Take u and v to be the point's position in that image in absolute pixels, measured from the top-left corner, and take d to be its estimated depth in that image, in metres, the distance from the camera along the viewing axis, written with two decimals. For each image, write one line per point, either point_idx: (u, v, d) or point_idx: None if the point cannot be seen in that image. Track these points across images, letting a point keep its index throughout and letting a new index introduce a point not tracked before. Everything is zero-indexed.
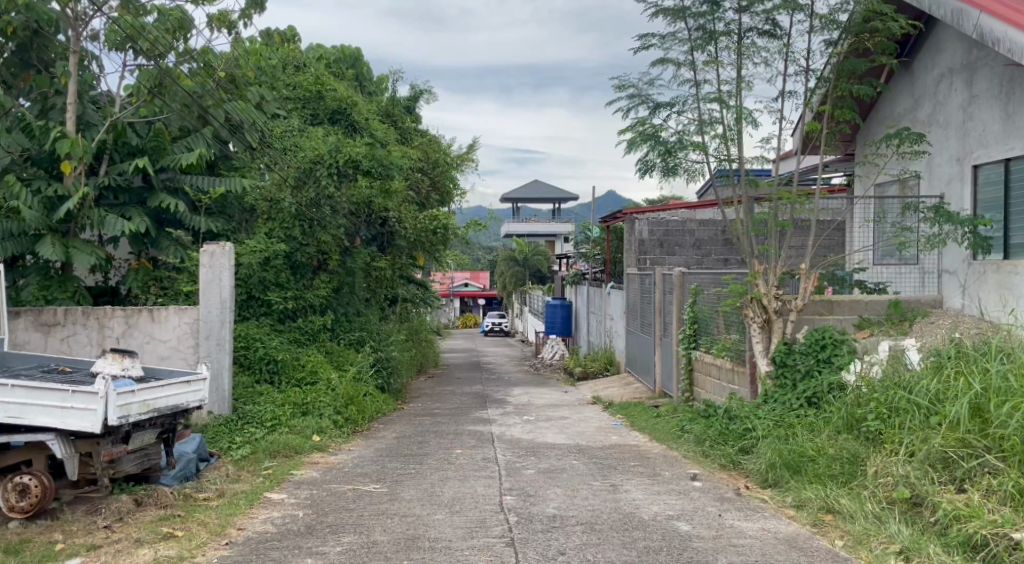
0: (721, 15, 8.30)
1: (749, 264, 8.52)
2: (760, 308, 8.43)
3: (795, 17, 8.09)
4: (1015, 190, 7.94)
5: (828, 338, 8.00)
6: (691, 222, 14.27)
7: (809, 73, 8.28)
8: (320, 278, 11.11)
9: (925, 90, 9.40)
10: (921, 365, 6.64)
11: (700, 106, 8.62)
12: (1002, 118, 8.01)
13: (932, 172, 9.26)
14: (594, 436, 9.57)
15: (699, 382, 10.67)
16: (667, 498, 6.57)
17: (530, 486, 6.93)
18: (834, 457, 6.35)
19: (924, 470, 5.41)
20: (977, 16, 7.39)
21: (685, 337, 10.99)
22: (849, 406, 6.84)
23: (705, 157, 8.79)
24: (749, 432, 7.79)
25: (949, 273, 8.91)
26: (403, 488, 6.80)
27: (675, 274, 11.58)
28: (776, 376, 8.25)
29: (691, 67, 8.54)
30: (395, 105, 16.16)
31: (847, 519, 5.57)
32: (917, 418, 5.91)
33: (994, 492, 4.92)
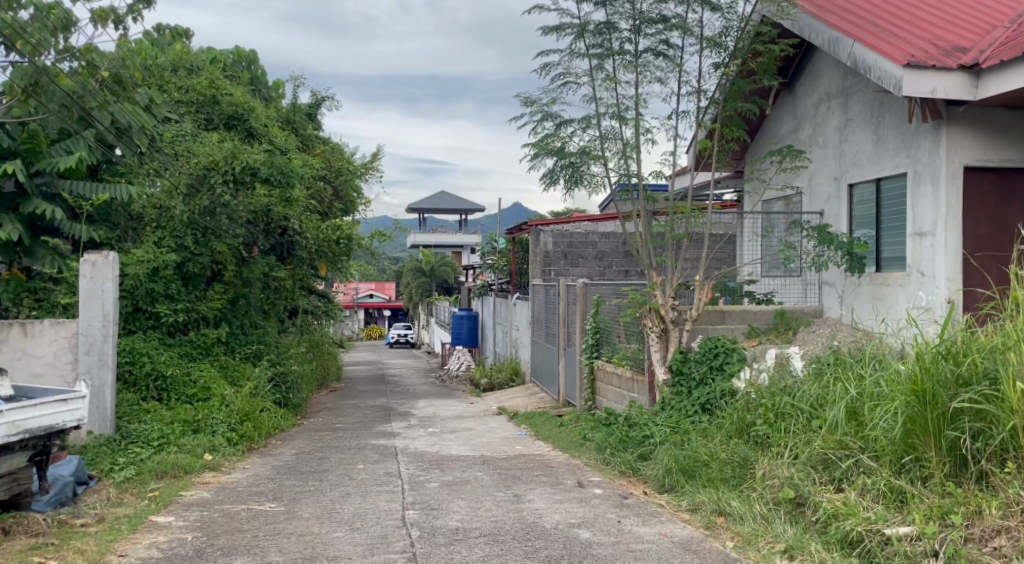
0: (617, 35, 8.53)
1: (647, 276, 8.78)
2: (658, 318, 8.66)
3: (687, 39, 8.40)
4: (886, 207, 8.47)
5: (721, 346, 8.32)
6: (593, 234, 14.63)
7: (700, 94, 8.61)
8: (214, 289, 10.73)
9: (806, 112, 9.92)
10: (804, 373, 7.03)
11: (600, 121, 8.85)
12: (873, 140, 8.54)
13: (812, 189, 9.78)
14: (499, 447, 9.60)
15: (600, 390, 10.88)
16: (568, 506, 6.65)
17: (433, 499, 6.88)
18: (725, 461, 6.58)
19: (806, 472, 5.69)
20: (851, 45, 7.86)
21: (588, 346, 11.16)
22: (739, 412, 7.14)
23: (606, 171, 9.01)
24: (647, 439, 7.96)
25: (828, 285, 9.44)
26: (300, 506, 6.65)
27: (578, 286, 11.73)
28: (672, 384, 8.52)
29: (591, 84, 8.75)
30: (296, 111, 15.80)
31: (737, 521, 5.79)
32: (800, 422, 6.25)
33: (868, 490, 5.17)
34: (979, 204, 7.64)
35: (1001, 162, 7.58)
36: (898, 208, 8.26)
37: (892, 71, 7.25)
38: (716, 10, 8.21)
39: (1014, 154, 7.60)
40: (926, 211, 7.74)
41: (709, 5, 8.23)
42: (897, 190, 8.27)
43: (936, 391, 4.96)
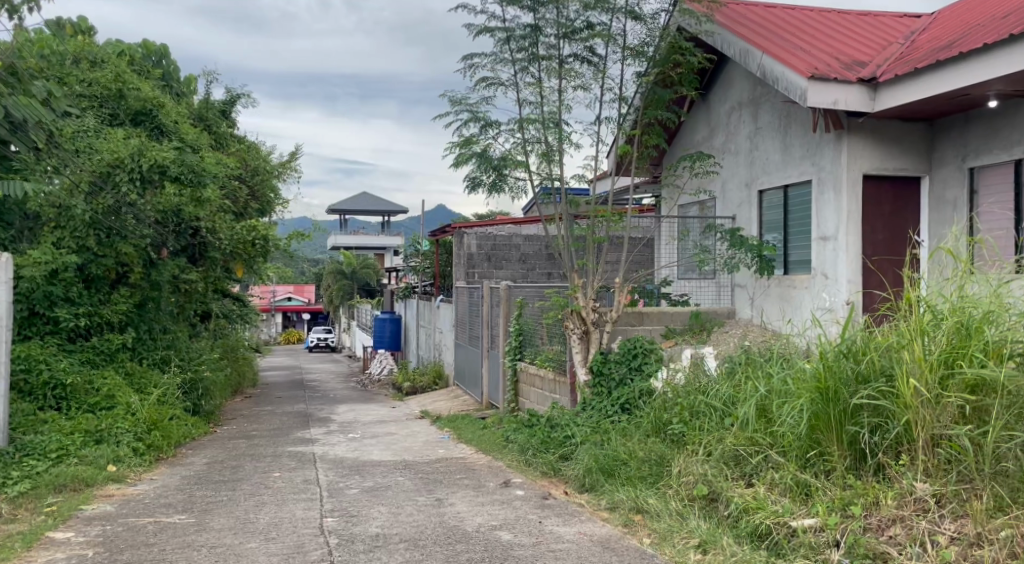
0: (542, 41, 8.60)
1: (568, 278, 8.91)
2: (580, 319, 8.83)
3: (611, 47, 8.53)
4: (793, 213, 8.80)
5: (639, 347, 8.51)
6: (517, 237, 14.73)
7: (622, 101, 8.76)
8: (119, 292, 10.39)
9: (719, 120, 10.22)
10: (718, 372, 7.24)
11: (523, 126, 8.90)
12: (781, 148, 8.86)
13: (725, 195, 10.08)
14: (421, 451, 9.53)
15: (523, 392, 10.95)
16: (490, 509, 6.66)
17: (352, 506, 6.78)
18: (643, 459, 6.71)
19: (719, 468, 5.85)
20: (760, 57, 8.12)
21: (511, 348, 11.19)
22: (656, 410, 7.28)
23: (529, 175, 9.07)
24: (568, 439, 8.03)
25: (740, 288, 9.76)
26: (211, 517, 6.45)
27: (501, 288, 11.75)
28: (593, 385, 8.66)
29: (515, 89, 8.79)
30: (209, 108, 15.31)
31: (654, 518, 5.90)
32: (713, 420, 6.44)
33: (777, 484, 5.34)
34: (876, 210, 8.04)
35: (897, 170, 7.96)
36: (804, 214, 8.61)
37: (797, 82, 7.52)
38: (639, 19, 8.36)
39: (909, 163, 7.98)
40: (828, 217, 8.07)
41: (633, 15, 8.37)
42: (803, 197, 8.60)
43: (838, 388, 5.15)
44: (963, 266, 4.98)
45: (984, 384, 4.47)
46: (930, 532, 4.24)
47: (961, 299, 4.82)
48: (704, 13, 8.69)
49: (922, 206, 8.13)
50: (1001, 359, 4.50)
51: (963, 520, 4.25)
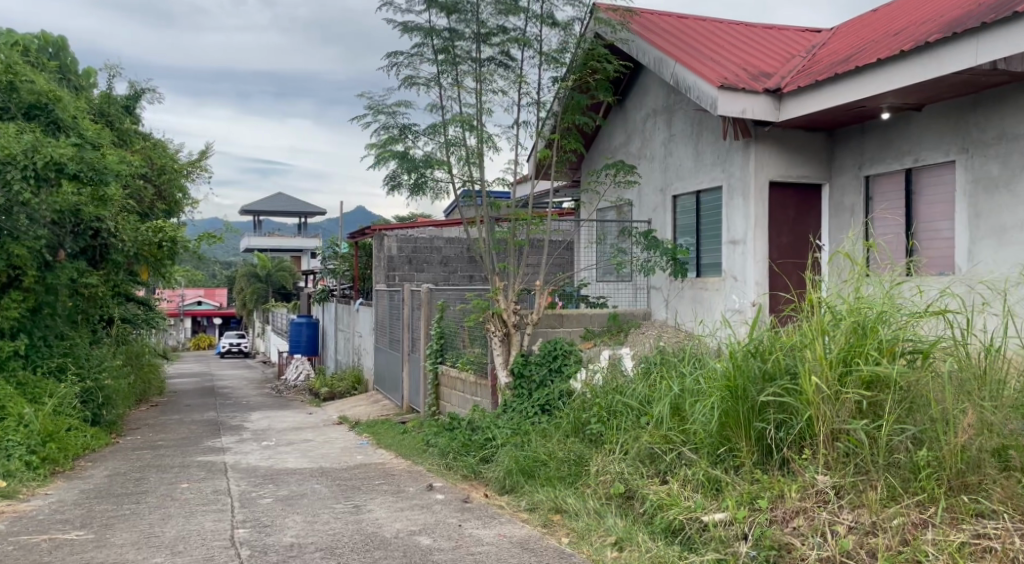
0: (460, 43, 8.64)
1: (489, 281, 8.99)
2: (501, 322, 8.92)
3: (528, 52, 8.64)
4: (705, 218, 9.09)
5: (560, 349, 8.66)
6: (438, 239, 14.71)
7: (540, 106, 8.88)
8: (11, 296, 9.90)
9: (635, 126, 10.46)
10: (634, 372, 7.41)
11: (444, 128, 8.91)
12: (694, 155, 9.14)
13: (641, 200, 10.33)
14: (338, 458, 9.41)
15: (444, 396, 10.95)
16: (409, 514, 6.64)
17: (265, 516, 6.65)
18: (562, 459, 6.82)
19: (635, 467, 6.00)
20: (673, 65, 8.36)
21: (432, 352, 11.17)
22: (575, 411, 7.42)
23: (450, 177, 9.09)
24: (489, 442, 8.06)
25: (655, 290, 10.05)
26: (113, 532, 6.23)
27: (422, 290, 11.69)
28: (514, 387, 8.73)
29: (434, 90, 8.81)
30: (111, 102, 14.73)
31: (572, 518, 6.01)
32: (630, 419, 6.59)
33: (689, 480, 5.51)
34: (781, 216, 8.38)
35: (800, 178, 8.31)
36: (715, 219, 8.91)
37: (708, 91, 7.77)
38: (554, 25, 8.48)
39: (811, 171, 8.34)
40: (738, 221, 8.38)
41: (548, 20, 8.49)
42: (715, 202, 8.90)
43: (746, 386, 5.35)
44: (859, 268, 5.22)
45: (878, 380, 4.72)
46: (830, 523, 4.42)
47: (858, 300, 5.02)
48: (620, 21, 8.89)
49: (823, 212, 8.51)
50: (893, 356, 4.76)
51: (860, 510, 4.45)
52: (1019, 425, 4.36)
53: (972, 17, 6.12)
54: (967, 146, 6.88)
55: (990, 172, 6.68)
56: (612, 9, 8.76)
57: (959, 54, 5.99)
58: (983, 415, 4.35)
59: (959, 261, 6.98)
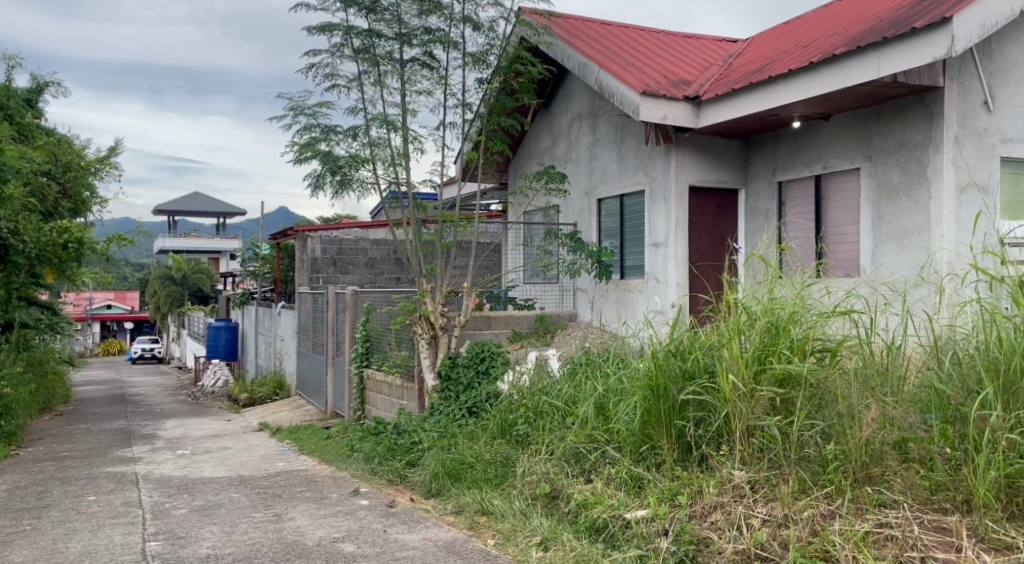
0: (382, 43, 8.59)
1: (416, 283, 8.99)
2: (428, 324, 8.92)
3: (452, 53, 8.65)
4: (628, 221, 9.28)
5: (487, 351, 8.73)
6: (364, 241, 14.54)
7: (466, 107, 8.90)
8: None
9: (561, 130, 10.59)
10: (561, 372, 7.51)
11: (368, 128, 8.84)
12: (617, 159, 9.32)
13: (567, 204, 10.47)
14: (259, 466, 9.21)
15: (369, 400, 10.85)
16: (332, 521, 6.56)
17: (180, 528, 6.47)
18: (489, 461, 6.86)
19: (561, 467, 6.08)
20: (597, 71, 8.51)
21: (357, 355, 11.05)
22: (502, 413, 7.47)
23: (375, 178, 9.02)
24: (414, 445, 8.00)
25: (581, 291, 10.24)
26: (13, 550, 5.96)
27: (347, 293, 11.47)
28: (440, 390, 8.72)
29: (356, 90, 8.74)
30: (11, 95, 14.08)
31: (499, 519, 6.04)
32: (556, 420, 6.67)
33: (613, 479, 5.62)
34: (700, 220, 8.62)
35: (718, 183, 8.57)
36: (638, 223, 9.10)
37: (630, 97, 7.94)
38: (478, 27, 8.52)
39: (728, 177, 8.61)
40: (659, 225, 8.59)
41: (471, 22, 8.53)
42: (638, 206, 9.09)
43: (667, 384, 5.49)
44: (773, 270, 5.43)
45: (789, 378, 4.92)
46: (745, 517, 4.56)
47: (771, 301, 5.20)
48: (543, 25, 8.99)
49: (740, 217, 8.78)
50: (804, 355, 4.96)
51: (773, 503, 4.59)
52: (917, 418, 4.49)
53: (875, 31, 6.43)
54: (871, 154, 7.21)
55: (891, 179, 7.02)
56: (536, 13, 8.86)
57: (863, 66, 6.28)
58: (884, 410, 4.54)
59: (864, 264, 7.31)
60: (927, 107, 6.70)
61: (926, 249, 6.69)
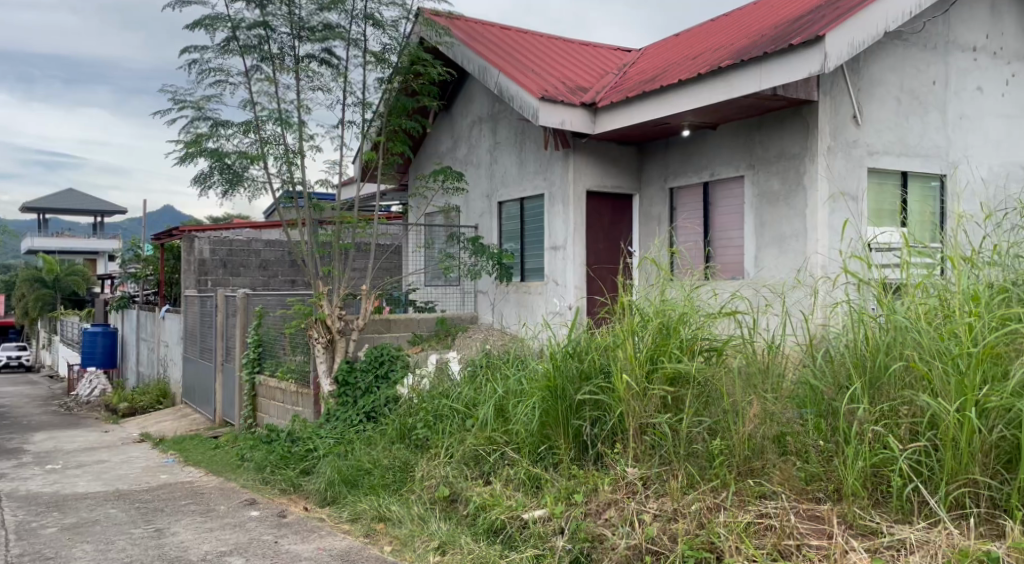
0: (274, 37, 8.44)
1: (314, 286, 8.87)
2: (324, 328, 8.79)
3: (352, 50, 8.59)
4: (529, 224, 9.44)
5: (386, 354, 8.66)
6: (256, 242, 14.17)
7: (365, 106, 8.85)
8: None
9: (462, 133, 10.67)
10: (461, 375, 7.56)
11: (260, 124, 8.66)
12: (517, 163, 9.46)
13: (468, 206, 10.55)
14: (139, 479, 8.83)
15: (262, 406, 10.59)
16: (218, 534, 6.38)
17: (50, 548, 6.15)
18: (386, 467, 6.83)
19: (460, 470, 6.13)
20: (497, 75, 8.64)
21: (249, 361, 10.77)
22: (401, 417, 7.47)
23: (267, 176, 8.84)
24: (310, 453, 7.87)
25: (483, 294, 10.41)
26: None
27: (238, 297, 11.15)
28: (337, 395, 8.59)
29: (246, 85, 8.56)
30: None
31: (395, 525, 6.02)
32: (456, 423, 6.71)
33: (512, 480, 5.71)
34: (596, 223, 8.86)
35: (614, 188, 8.83)
36: (538, 226, 9.27)
37: (529, 102, 8.09)
38: (379, 25, 8.47)
39: (623, 182, 8.88)
40: (559, 229, 8.80)
41: (372, 21, 8.46)
42: (537, 209, 9.26)
43: (564, 385, 5.62)
44: (664, 273, 5.65)
45: (679, 376, 5.15)
46: (638, 512, 4.71)
47: (662, 302, 5.40)
48: (443, 27, 9.04)
49: (634, 221, 9.07)
50: (692, 354, 5.20)
51: (663, 498, 4.77)
52: (794, 413, 4.77)
53: (757, 46, 6.80)
54: (754, 163, 7.60)
55: (772, 187, 7.42)
56: (437, 14, 8.91)
57: (746, 78, 6.62)
58: (765, 405, 4.78)
59: (748, 268, 7.69)
60: (805, 120, 7.12)
61: (802, 253, 7.11)
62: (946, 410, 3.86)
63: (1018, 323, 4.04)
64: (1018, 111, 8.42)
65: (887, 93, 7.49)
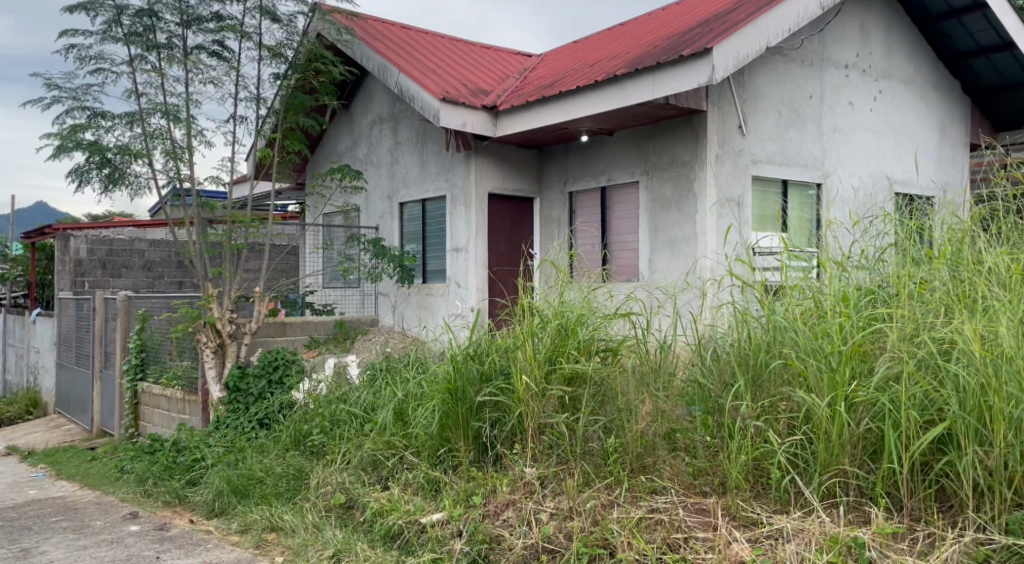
0: (161, 26, 8.19)
1: (203, 288, 8.61)
2: (214, 332, 8.55)
3: (245, 44, 8.43)
4: (430, 226, 9.50)
5: (281, 359, 8.48)
6: (140, 242, 13.63)
7: (259, 102, 8.69)
8: None
9: (361, 132, 10.62)
10: (359, 380, 7.52)
11: (144, 117, 8.37)
12: (419, 163, 9.50)
13: (369, 206, 10.50)
14: (4, 495, 8.31)
15: (145, 415, 10.20)
16: (93, 551, 6.09)
17: None
18: (279, 475, 6.70)
19: (357, 476, 6.10)
20: (398, 75, 8.67)
21: (131, 368, 10.33)
22: (296, 424, 7.35)
23: (151, 172, 8.55)
24: (197, 463, 7.63)
25: (384, 296, 10.42)
26: None
27: (119, 298, 10.66)
28: (228, 402, 8.35)
29: (130, 75, 8.27)
30: None
31: (288, 535, 5.90)
32: (354, 427, 6.68)
33: (410, 484, 5.74)
34: (498, 226, 9.00)
35: (515, 191, 9.00)
36: (439, 227, 9.34)
37: (430, 103, 8.15)
38: (276, 19, 8.34)
39: (524, 185, 9.06)
40: (461, 230, 8.89)
41: (267, 14, 8.32)
42: (438, 210, 9.33)
43: (465, 388, 5.69)
44: (563, 276, 5.82)
45: (577, 376, 5.34)
46: (535, 512, 4.85)
47: (561, 304, 5.57)
48: (343, 25, 8.99)
49: (534, 224, 9.27)
50: (589, 355, 5.39)
51: (560, 497, 4.92)
52: (683, 410, 5.00)
53: (651, 56, 7.10)
54: (648, 170, 7.91)
55: (665, 194, 7.75)
56: (337, 11, 8.85)
57: (640, 87, 6.90)
58: (657, 403, 4.96)
59: (642, 271, 7.99)
60: (695, 129, 7.47)
61: (692, 257, 7.45)
62: (819, 404, 4.15)
63: (882, 323, 4.39)
64: (886, 125, 9.08)
65: (769, 106, 7.95)
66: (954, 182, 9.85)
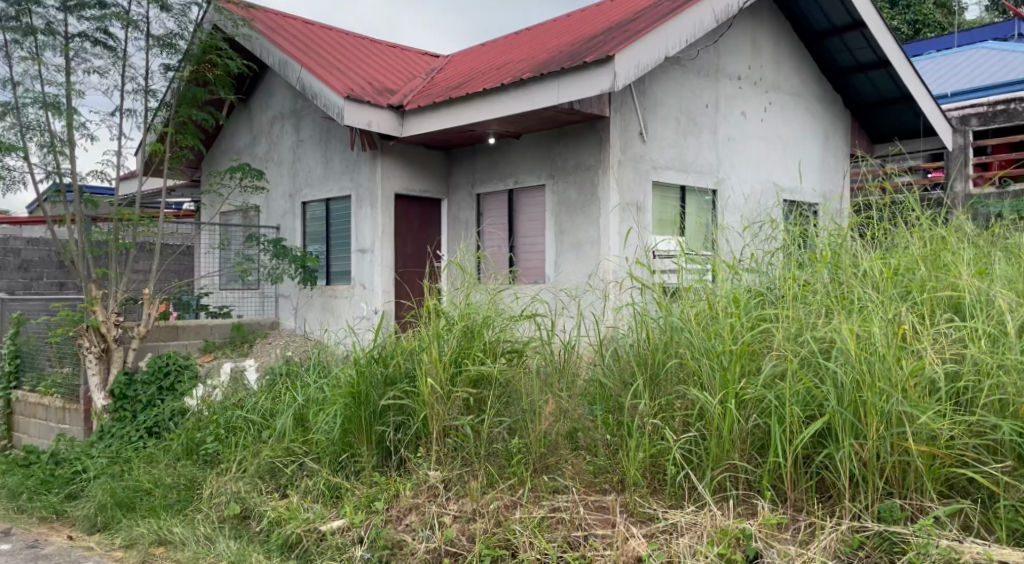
0: (39, 10, 7.74)
1: (85, 290, 8.16)
2: (98, 337, 8.07)
3: (132, 32, 8.08)
4: (334, 226, 9.35)
5: (171, 366, 8.23)
6: (15, 241, 12.84)
7: (147, 94, 8.34)
8: None
9: (261, 128, 10.36)
10: (257, 385, 7.34)
11: (19, 106, 7.89)
12: (322, 162, 9.35)
13: (270, 206, 10.25)
14: None
15: (20, 426, 9.59)
16: None
17: None
18: (170, 485, 6.42)
19: (253, 484, 5.90)
20: (299, 70, 8.51)
21: (4, 376, 9.71)
22: (188, 432, 7.08)
23: (27, 165, 8.06)
24: (78, 475, 7.21)
25: (285, 297, 10.09)
26: None
27: None
28: (113, 410, 7.95)
29: (4, 61, 7.78)
30: None
31: (177, 548, 5.60)
32: (252, 434, 6.51)
33: (310, 491, 5.62)
34: (404, 226, 8.94)
35: (421, 192, 8.97)
36: (344, 228, 9.21)
37: (334, 100, 8.02)
38: (166, 8, 8.03)
39: (430, 186, 9.04)
40: (366, 231, 8.80)
41: (157, 3, 8.00)
42: (343, 210, 9.20)
43: (368, 391, 5.63)
44: (469, 278, 5.85)
45: (482, 378, 5.36)
46: (437, 516, 4.84)
47: (467, 305, 5.61)
48: (241, 17, 8.75)
49: (441, 224, 9.27)
50: (495, 356, 5.42)
51: (463, 500, 4.93)
52: (585, 409, 5.10)
53: (555, 61, 7.24)
54: (554, 173, 8.04)
55: (569, 197, 7.90)
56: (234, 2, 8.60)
57: (545, 91, 7.02)
58: (559, 402, 5.08)
59: (548, 273, 8.12)
60: (598, 134, 7.65)
61: (595, 260, 7.62)
62: (711, 401, 4.33)
63: (769, 323, 4.63)
64: (774, 136, 9.55)
65: (668, 113, 8.23)
66: (835, 190, 10.45)
